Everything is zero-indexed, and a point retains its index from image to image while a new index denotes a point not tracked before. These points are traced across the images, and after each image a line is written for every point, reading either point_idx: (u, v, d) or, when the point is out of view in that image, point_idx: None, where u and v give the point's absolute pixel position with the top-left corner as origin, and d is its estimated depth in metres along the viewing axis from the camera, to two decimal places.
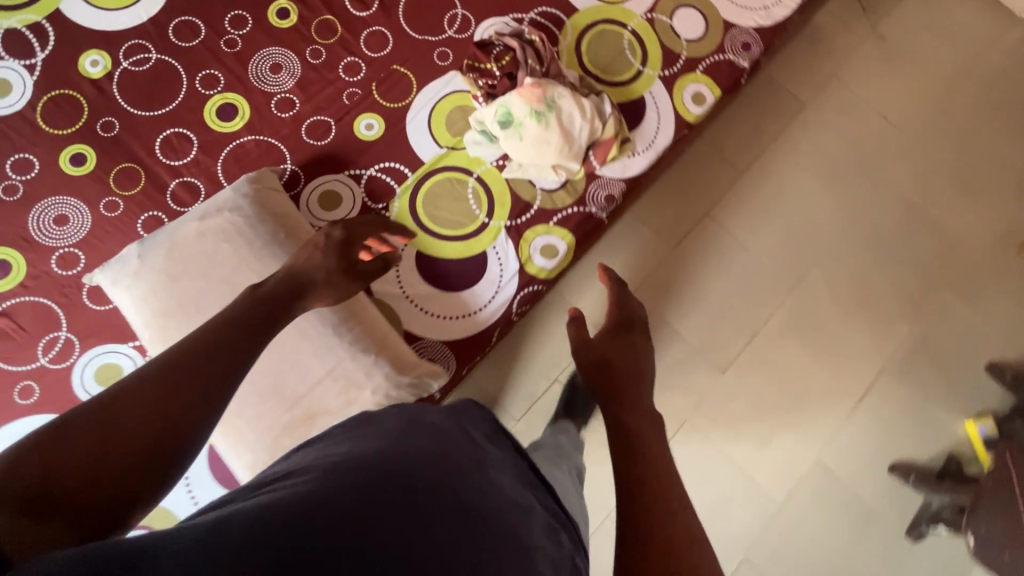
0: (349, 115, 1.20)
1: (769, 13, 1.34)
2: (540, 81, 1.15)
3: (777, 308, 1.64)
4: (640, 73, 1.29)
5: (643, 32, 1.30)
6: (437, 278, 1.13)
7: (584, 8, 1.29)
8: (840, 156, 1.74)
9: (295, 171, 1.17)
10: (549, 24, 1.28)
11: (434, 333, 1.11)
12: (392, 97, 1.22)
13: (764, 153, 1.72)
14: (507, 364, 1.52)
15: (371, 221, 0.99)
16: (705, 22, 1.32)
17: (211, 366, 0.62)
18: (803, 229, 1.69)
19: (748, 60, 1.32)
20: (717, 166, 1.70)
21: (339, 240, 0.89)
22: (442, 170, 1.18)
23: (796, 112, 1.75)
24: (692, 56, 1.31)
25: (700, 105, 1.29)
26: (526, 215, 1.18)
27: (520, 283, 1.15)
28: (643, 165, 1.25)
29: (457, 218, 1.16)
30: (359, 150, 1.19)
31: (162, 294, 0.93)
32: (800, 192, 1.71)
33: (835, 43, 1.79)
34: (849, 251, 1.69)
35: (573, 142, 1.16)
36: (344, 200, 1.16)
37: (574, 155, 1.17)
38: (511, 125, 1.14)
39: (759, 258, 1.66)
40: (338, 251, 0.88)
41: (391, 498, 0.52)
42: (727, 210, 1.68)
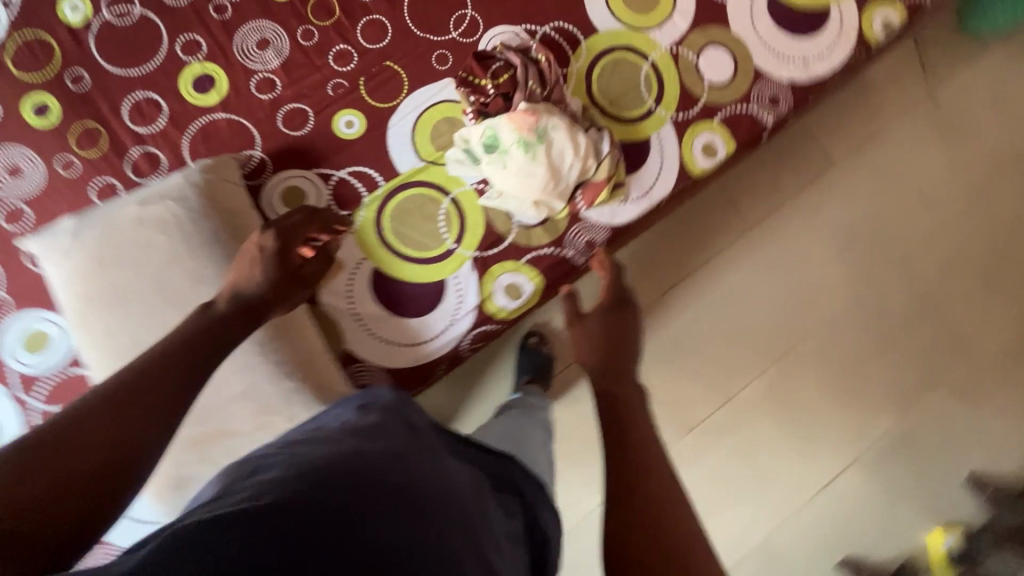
0: (331, 108, 1.13)
1: (807, 68, 1.22)
2: (536, 108, 1.06)
3: (757, 376, 1.55)
4: (651, 112, 1.18)
5: (663, 67, 1.20)
6: (389, 300, 1.07)
7: (604, 31, 1.19)
8: (860, 226, 1.62)
9: (262, 159, 1.10)
10: (562, 42, 1.18)
11: (375, 358, 1.05)
12: (379, 96, 1.14)
13: (779, 210, 1.60)
14: (464, 383, 1.46)
15: (302, 218, 0.83)
16: (734, 67, 1.21)
17: (175, 375, 0.54)
18: (802, 298, 1.59)
19: (772, 117, 1.21)
20: (726, 215, 1.59)
21: (275, 248, 0.75)
22: (417, 185, 1.10)
23: (823, 171, 1.62)
24: (712, 102, 1.19)
25: (709, 158, 1.18)
26: (496, 248, 1.10)
27: (477, 320, 1.08)
28: (634, 214, 1.16)
29: (423, 239, 1.09)
30: (333, 148, 1.11)
31: (88, 279, 0.88)
32: (808, 257, 1.60)
33: (883, 102, 1.64)
34: (847, 328, 1.59)
35: (560, 179, 1.07)
36: (309, 200, 1.09)
37: (559, 193, 1.08)
38: (496, 150, 1.06)
39: (751, 318, 1.57)
40: (276, 261, 0.75)
41: (376, 485, 0.52)
42: (727, 263, 1.58)
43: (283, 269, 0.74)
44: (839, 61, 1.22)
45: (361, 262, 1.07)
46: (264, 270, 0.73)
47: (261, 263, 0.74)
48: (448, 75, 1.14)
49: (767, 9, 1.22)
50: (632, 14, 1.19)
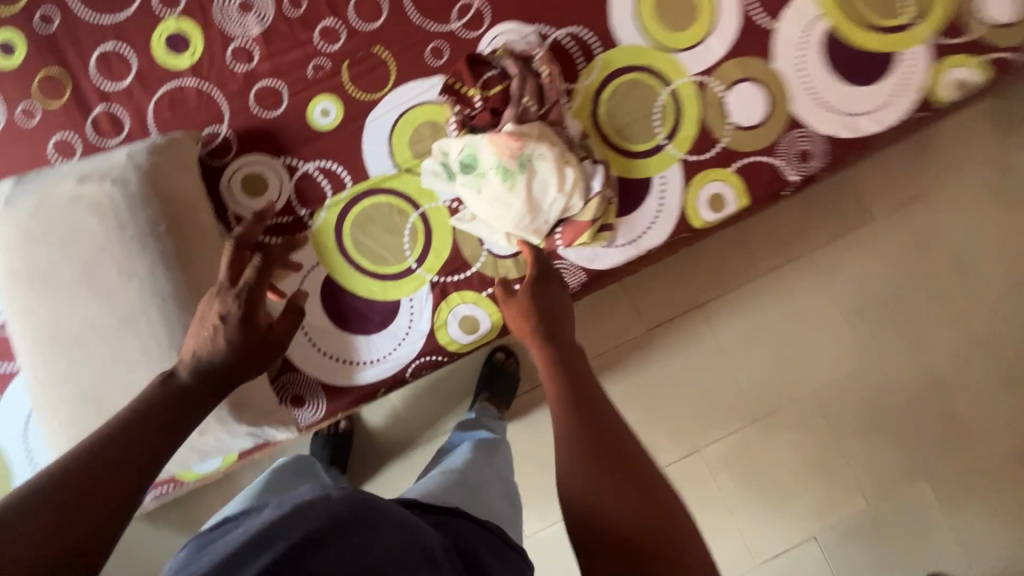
0: (309, 91, 1.03)
1: (853, 123, 1.05)
2: (524, 131, 0.95)
3: (731, 433, 1.45)
4: (661, 149, 1.05)
5: (685, 98, 1.05)
6: (336, 313, 1.01)
7: (625, 46, 1.04)
8: (882, 294, 1.47)
9: (228, 137, 1.02)
10: (574, 53, 1.04)
11: (312, 369, 1.00)
12: (362, 84, 1.03)
13: (795, 261, 1.46)
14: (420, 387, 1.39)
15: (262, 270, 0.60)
16: (767, 109, 1.05)
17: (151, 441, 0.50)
18: (799, 360, 1.47)
19: (799, 174, 1.06)
20: (735, 257, 1.46)
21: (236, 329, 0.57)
22: (386, 193, 1.02)
23: (854, 227, 1.46)
24: (732, 147, 1.05)
25: (715, 211, 1.05)
26: (458, 275, 1.02)
27: (425, 348, 1.01)
28: (617, 260, 1.05)
29: (383, 253, 1.01)
30: (304, 136, 1.02)
31: (14, 252, 0.83)
32: (816, 317, 1.47)
33: (941, 161, 1.45)
34: (841, 400, 1.47)
35: (538, 214, 0.97)
36: (269, 190, 1.02)
37: (535, 229, 0.98)
38: (473, 172, 0.96)
39: (738, 371, 1.46)
40: (240, 341, 0.57)
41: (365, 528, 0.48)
42: (725, 309, 1.46)
43: (249, 343, 0.58)
44: (893, 120, 1.05)
45: (314, 267, 1.01)
46: (225, 347, 0.57)
47: (222, 336, 0.57)
48: (440, 72, 1.02)
49: (822, 45, 1.05)
50: (661, 31, 1.04)
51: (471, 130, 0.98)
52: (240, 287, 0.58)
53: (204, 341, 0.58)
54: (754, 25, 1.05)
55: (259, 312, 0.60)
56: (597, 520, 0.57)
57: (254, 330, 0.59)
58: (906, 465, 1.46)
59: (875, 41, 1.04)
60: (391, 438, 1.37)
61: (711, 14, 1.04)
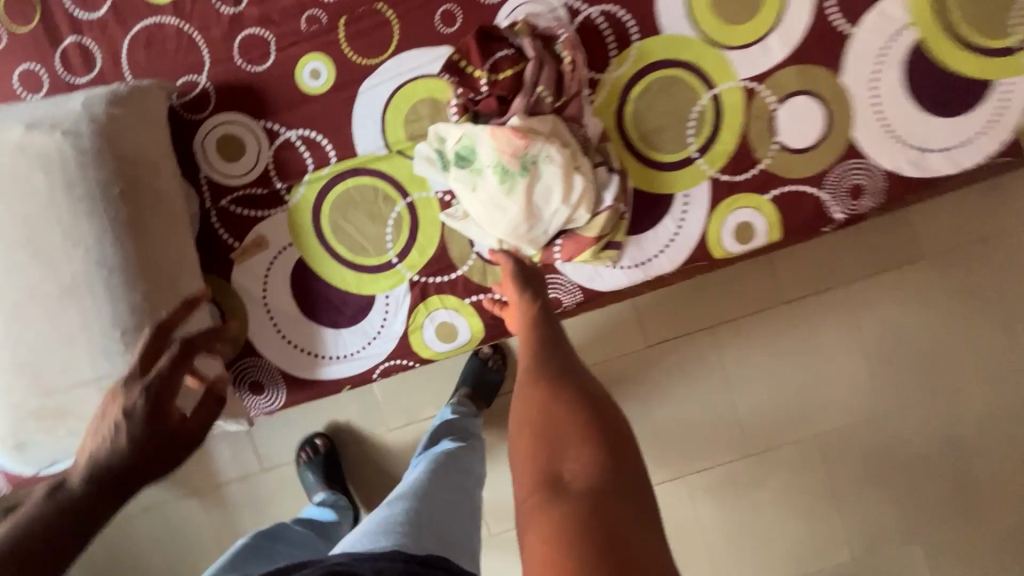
0: (300, 47, 0.90)
1: (922, 161, 0.89)
2: (532, 127, 0.83)
3: (721, 466, 1.36)
4: (690, 163, 0.91)
5: (729, 107, 0.90)
6: (306, 300, 0.93)
7: (668, 35, 0.89)
8: (915, 342, 1.33)
9: (207, 90, 0.91)
10: (607, 36, 0.89)
11: (274, 358, 0.93)
12: (360, 45, 0.90)
13: (824, 294, 1.32)
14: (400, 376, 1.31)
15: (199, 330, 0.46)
16: (824, 131, 0.90)
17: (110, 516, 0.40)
18: (810, 399, 1.35)
19: (846, 213, 0.91)
20: (756, 281, 1.33)
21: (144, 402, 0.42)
22: (373, 175, 0.91)
23: (899, 265, 1.31)
24: (773, 171, 0.91)
25: (741, 242, 0.92)
26: (442, 277, 0.92)
27: (396, 350, 0.93)
28: (620, 282, 0.94)
29: (363, 242, 0.92)
30: (289, 99, 0.91)
31: None
32: (835, 357, 1.34)
33: (1013, 205, 1.28)
34: (847, 449, 1.35)
35: (536, 225, 0.85)
36: (246, 156, 0.92)
37: (530, 241, 0.87)
38: (469, 167, 0.84)
39: (740, 402, 1.35)
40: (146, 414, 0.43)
41: None
42: (736, 335, 1.34)
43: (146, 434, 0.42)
44: (971, 163, 0.89)
45: (286, 248, 0.92)
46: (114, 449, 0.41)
47: (123, 437, 0.42)
48: (449, 42, 0.88)
49: (904, 62, 0.87)
50: (713, 22, 0.88)
51: (474, 116, 0.85)
52: (148, 377, 0.43)
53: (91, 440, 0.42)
54: (827, 26, 0.88)
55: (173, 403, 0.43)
56: (547, 452, 0.59)
57: (158, 427, 0.42)
58: (903, 526, 1.36)
59: (971, 63, 0.86)
60: (364, 421, 1.31)
61: (777, 7, 0.87)
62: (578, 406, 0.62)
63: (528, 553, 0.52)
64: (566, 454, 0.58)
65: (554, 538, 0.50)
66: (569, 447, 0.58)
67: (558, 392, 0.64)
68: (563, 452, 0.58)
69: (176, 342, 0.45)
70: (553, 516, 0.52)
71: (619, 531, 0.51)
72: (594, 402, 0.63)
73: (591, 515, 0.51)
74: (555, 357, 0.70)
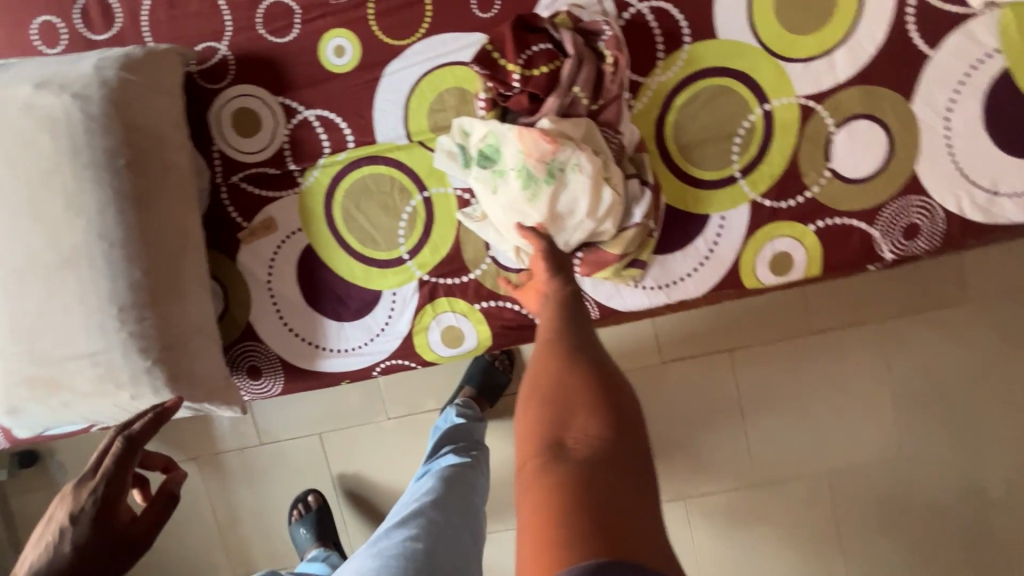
0: (326, 20, 0.85)
1: (991, 204, 0.80)
2: (564, 131, 0.77)
3: (723, 492, 1.31)
4: (731, 183, 0.84)
5: (781, 125, 0.82)
6: (311, 289, 0.90)
7: (723, 40, 0.81)
8: (949, 388, 1.24)
9: (227, 59, 0.87)
10: (656, 35, 0.81)
11: (275, 344, 0.91)
12: (388, 24, 0.84)
13: (857, 327, 1.24)
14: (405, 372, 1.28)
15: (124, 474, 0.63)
16: (884, 161, 0.81)
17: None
18: (827, 435, 1.28)
19: (896, 253, 0.84)
20: (784, 307, 1.25)
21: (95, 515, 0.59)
22: (391, 165, 0.86)
23: (943, 305, 1.22)
24: (821, 200, 0.83)
25: (777, 273, 0.85)
26: (453, 279, 0.88)
27: (398, 350, 0.90)
28: (640, 303, 0.88)
29: (374, 234, 0.88)
30: (311, 76, 0.86)
31: None
32: (860, 394, 1.26)
33: None
34: (859, 492, 1.29)
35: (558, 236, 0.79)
36: (261, 132, 0.87)
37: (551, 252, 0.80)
38: (491, 168, 0.79)
39: (750, 431, 1.29)
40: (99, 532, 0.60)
41: None
42: (756, 362, 1.27)
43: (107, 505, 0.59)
44: None
45: (295, 233, 0.89)
46: (67, 549, 0.54)
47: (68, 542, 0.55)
48: (483, 28, 0.82)
49: (986, 92, 0.78)
50: (775, 29, 0.80)
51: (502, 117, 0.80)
52: (101, 475, 0.60)
53: (38, 549, 0.55)
54: (903, 45, 0.79)
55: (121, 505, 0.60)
56: (550, 415, 0.47)
57: (112, 524, 0.57)
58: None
59: None
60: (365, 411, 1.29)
61: (849, 19, 0.79)
62: (590, 366, 0.50)
63: (517, 530, 0.42)
64: (571, 418, 0.47)
65: (547, 518, 0.40)
66: (576, 412, 0.47)
67: (568, 347, 0.52)
68: (570, 418, 0.47)
69: (122, 440, 0.64)
70: (546, 496, 0.41)
71: (622, 518, 0.40)
72: (609, 364, 0.51)
73: (591, 501, 0.40)
74: (572, 309, 0.58)
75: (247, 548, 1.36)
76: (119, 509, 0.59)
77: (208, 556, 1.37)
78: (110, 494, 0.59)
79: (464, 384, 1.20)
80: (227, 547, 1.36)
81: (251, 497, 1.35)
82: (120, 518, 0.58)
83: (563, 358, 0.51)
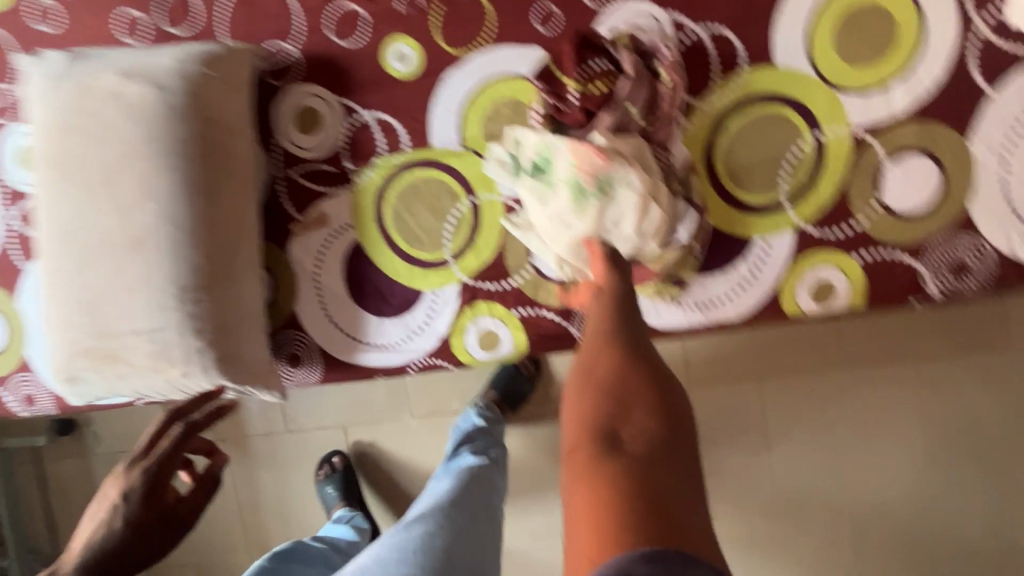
0: (392, 28, 0.88)
1: None
2: (616, 147, 0.78)
3: (739, 520, 1.29)
4: (778, 209, 0.84)
5: (832, 155, 0.82)
6: (355, 284, 0.92)
7: (779, 68, 0.81)
8: (983, 433, 1.21)
9: (295, 59, 0.91)
10: (712, 59, 0.83)
11: (316, 335, 0.94)
12: (452, 34, 0.87)
13: (891, 364, 1.22)
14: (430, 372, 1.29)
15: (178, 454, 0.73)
16: (936, 197, 0.81)
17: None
18: (851, 471, 1.26)
19: (942, 290, 0.83)
20: (816, 337, 1.24)
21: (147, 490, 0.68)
22: (442, 170, 0.89)
23: (981, 348, 1.19)
24: (868, 232, 0.83)
25: (818, 302, 0.85)
26: (494, 284, 0.90)
27: (435, 350, 0.92)
28: (677, 322, 0.88)
29: (421, 235, 0.90)
30: (373, 80, 0.89)
31: (53, 137, 0.80)
32: (889, 432, 1.24)
33: None
34: (881, 532, 1.26)
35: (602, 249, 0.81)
36: (322, 130, 0.91)
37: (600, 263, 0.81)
38: (542, 178, 0.81)
39: (774, 459, 1.27)
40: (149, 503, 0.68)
41: None
42: (785, 390, 1.26)
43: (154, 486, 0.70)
44: None
45: (345, 229, 0.92)
46: (122, 522, 0.66)
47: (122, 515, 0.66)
48: (543, 43, 0.84)
49: None
50: (833, 60, 0.80)
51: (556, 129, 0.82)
52: (157, 457, 0.72)
53: (101, 517, 0.67)
54: (962, 82, 0.79)
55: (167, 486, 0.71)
56: (607, 407, 0.52)
57: (157, 502, 0.69)
58: None
59: None
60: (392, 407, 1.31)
61: (909, 54, 0.79)
62: (645, 369, 0.55)
63: (569, 505, 0.47)
64: (628, 412, 0.51)
65: (601, 496, 0.45)
66: (633, 407, 0.52)
67: (626, 350, 0.58)
68: (625, 413, 0.51)
69: (182, 427, 0.76)
70: (602, 475, 0.46)
71: (668, 504, 0.44)
72: (662, 369, 0.56)
73: (642, 484, 0.45)
74: (626, 319, 0.63)
75: (265, 532, 1.39)
76: (164, 493, 0.70)
77: (227, 536, 1.41)
78: (159, 476, 0.70)
79: (491, 387, 1.21)
80: (246, 529, 1.40)
81: (274, 483, 1.38)
82: (164, 501, 0.69)
83: (618, 359, 0.57)
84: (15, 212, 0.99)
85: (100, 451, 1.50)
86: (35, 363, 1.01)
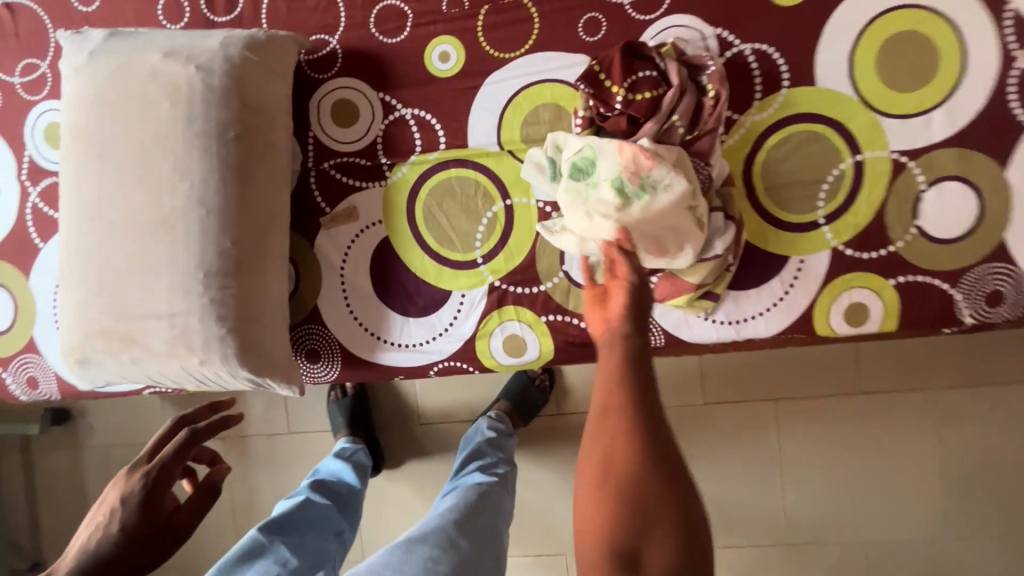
0: (436, 28, 0.89)
1: None
2: (659, 152, 0.77)
3: (753, 547, 1.26)
4: (814, 228, 0.84)
5: (871, 177, 0.82)
6: (381, 281, 0.91)
7: (822, 88, 0.82)
8: (1001, 468, 1.19)
9: (335, 52, 0.91)
10: (755, 76, 0.83)
11: (338, 331, 0.92)
12: (496, 36, 0.87)
13: (911, 393, 1.21)
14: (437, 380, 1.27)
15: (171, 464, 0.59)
16: (974, 223, 0.80)
17: None
18: (867, 502, 1.23)
19: (976, 318, 0.82)
20: (834, 363, 1.23)
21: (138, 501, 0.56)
22: (478, 170, 0.88)
23: (1001, 380, 1.18)
24: (904, 256, 0.82)
25: (851, 324, 0.84)
26: (524, 288, 0.88)
27: (459, 352, 0.90)
28: (708, 336, 0.87)
29: (452, 235, 0.89)
30: (414, 77, 0.89)
31: (85, 112, 0.78)
32: (906, 463, 1.22)
33: None
34: (895, 566, 1.23)
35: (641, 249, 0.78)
36: (358, 124, 0.90)
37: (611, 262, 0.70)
38: (585, 180, 0.79)
39: (788, 486, 1.25)
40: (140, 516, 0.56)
41: None
42: (801, 416, 1.24)
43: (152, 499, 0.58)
44: None
45: (375, 224, 0.90)
46: (115, 534, 0.55)
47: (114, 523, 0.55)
48: (587, 51, 0.85)
49: None
50: (875, 83, 0.81)
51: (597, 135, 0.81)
52: (152, 464, 0.59)
53: (96, 528, 0.55)
54: (1003, 113, 0.79)
55: (167, 493, 0.59)
56: (626, 524, 0.48)
57: (154, 511, 0.57)
58: None
59: None
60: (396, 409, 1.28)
61: (951, 82, 0.80)
62: (664, 471, 0.49)
63: None
64: (649, 529, 0.48)
65: None
66: (654, 522, 0.48)
67: (643, 440, 0.49)
68: (646, 530, 0.48)
69: (185, 432, 0.62)
70: None
71: None
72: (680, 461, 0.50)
73: None
74: (638, 367, 0.52)
75: None
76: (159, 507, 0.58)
77: (217, 539, 1.35)
78: (159, 481, 0.58)
79: (500, 399, 1.19)
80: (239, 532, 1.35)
81: (271, 485, 1.33)
82: (160, 513, 0.57)
83: (633, 443, 0.49)
84: (37, 190, 0.97)
85: (92, 443, 1.45)
86: (42, 347, 0.98)
